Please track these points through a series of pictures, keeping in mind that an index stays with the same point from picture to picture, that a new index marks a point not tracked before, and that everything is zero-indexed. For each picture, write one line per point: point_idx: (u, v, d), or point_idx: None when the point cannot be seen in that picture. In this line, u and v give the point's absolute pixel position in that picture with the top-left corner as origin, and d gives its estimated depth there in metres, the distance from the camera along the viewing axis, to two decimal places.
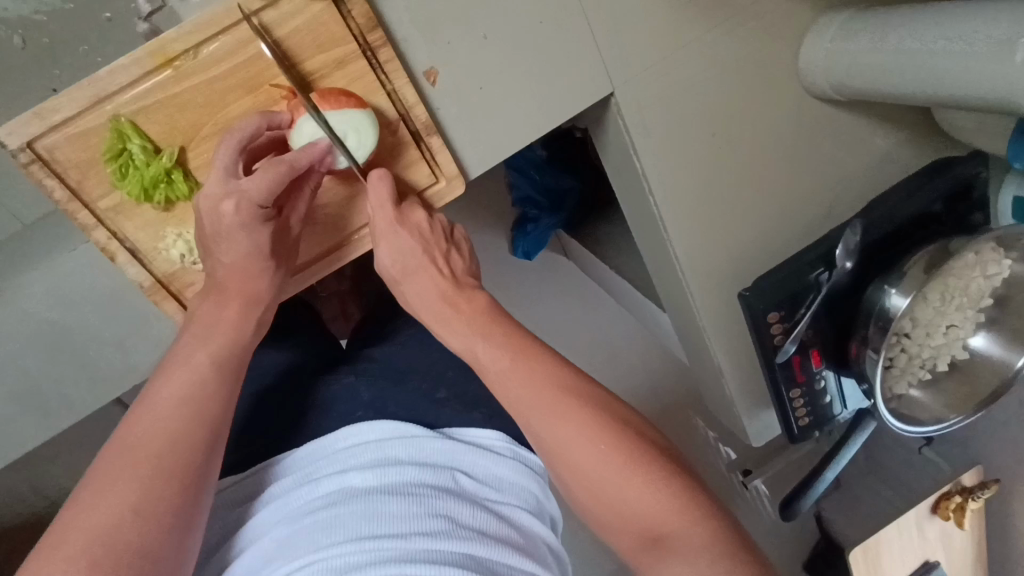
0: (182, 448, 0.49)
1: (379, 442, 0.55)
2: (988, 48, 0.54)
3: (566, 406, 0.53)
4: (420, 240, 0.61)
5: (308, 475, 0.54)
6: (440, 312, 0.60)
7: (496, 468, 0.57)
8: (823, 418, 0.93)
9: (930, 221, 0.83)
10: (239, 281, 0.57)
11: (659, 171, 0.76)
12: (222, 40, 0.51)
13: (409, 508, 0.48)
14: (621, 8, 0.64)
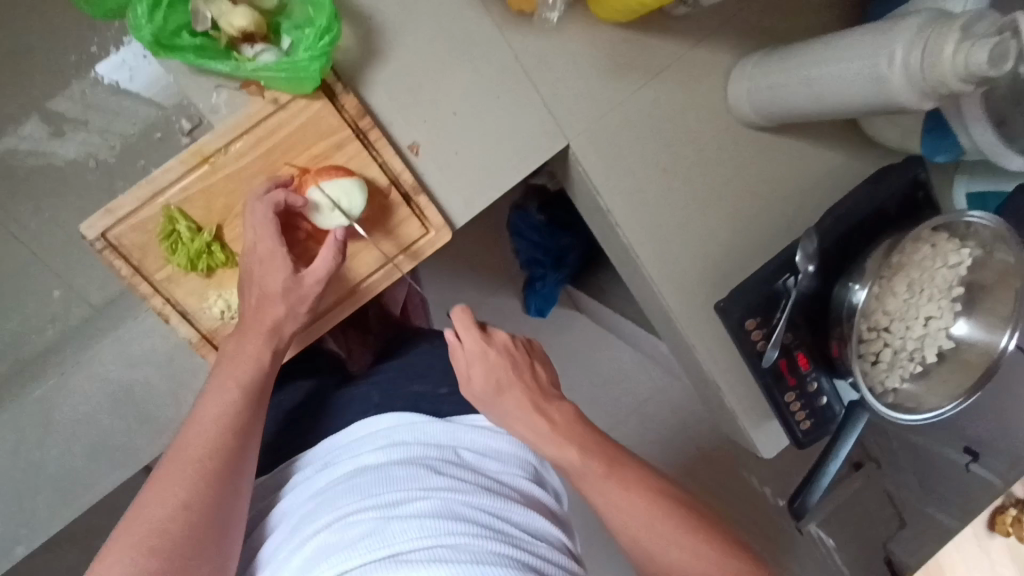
0: (222, 452, 0.58)
1: (389, 429, 0.65)
2: (861, 63, 0.64)
3: (623, 480, 0.60)
4: (510, 361, 0.69)
5: (328, 460, 0.64)
6: (534, 432, 0.65)
7: (491, 442, 0.67)
8: (824, 420, 0.96)
9: (884, 223, 0.91)
10: (263, 320, 0.66)
11: (625, 206, 0.86)
12: (245, 139, 0.66)
13: (417, 474, 0.59)
14: (564, 76, 0.78)
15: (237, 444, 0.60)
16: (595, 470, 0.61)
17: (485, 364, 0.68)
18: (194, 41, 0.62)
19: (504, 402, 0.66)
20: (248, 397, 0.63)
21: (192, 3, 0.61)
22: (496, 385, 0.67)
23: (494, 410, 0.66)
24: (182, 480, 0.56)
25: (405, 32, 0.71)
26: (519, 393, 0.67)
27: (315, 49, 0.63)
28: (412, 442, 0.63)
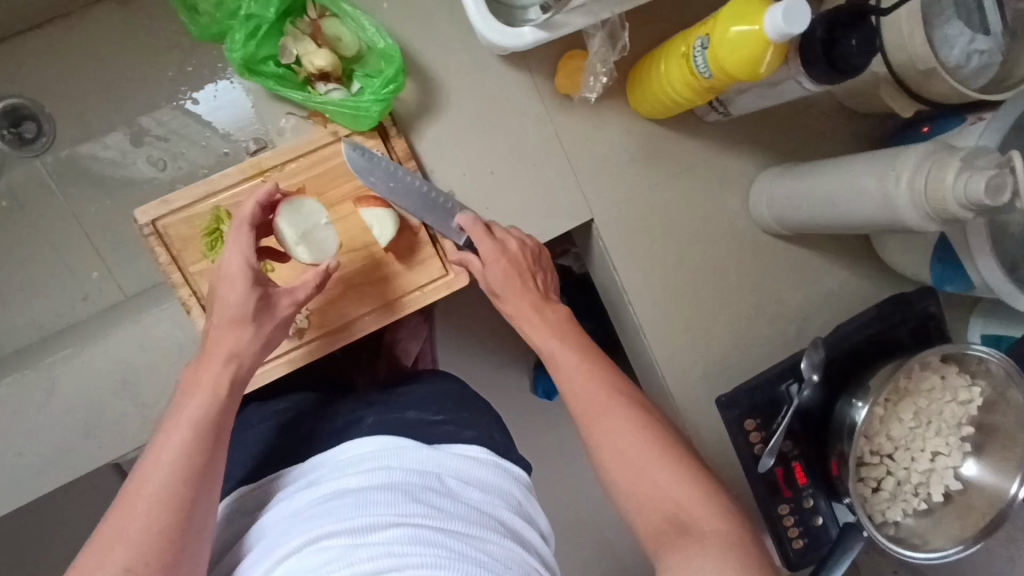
0: (187, 474, 0.56)
1: (375, 448, 0.66)
2: (872, 181, 0.68)
3: (589, 370, 0.66)
4: (516, 260, 0.72)
5: (313, 476, 0.66)
6: (533, 325, 0.70)
7: (476, 472, 0.68)
8: (818, 542, 0.91)
9: (891, 346, 0.92)
10: (223, 343, 0.64)
11: (638, 285, 0.89)
12: (300, 160, 0.73)
13: (394, 500, 0.60)
14: (597, 156, 0.85)
15: (198, 479, 0.56)
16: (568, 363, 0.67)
17: (504, 271, 0.71)
18: (278, 70, 0.71)
19: (521, 292, 0.71)
20: (204, 430, 0.59)
21: (283, 40, 0.70)
22: (517, 262, 0.72)
23: (517, 310, 0.71)
24: (142, 513, 0.54)
25: (458, 95, 0.79)
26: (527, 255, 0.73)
27: (379, 95, 0.71)
28: (395, 467, 0.64)
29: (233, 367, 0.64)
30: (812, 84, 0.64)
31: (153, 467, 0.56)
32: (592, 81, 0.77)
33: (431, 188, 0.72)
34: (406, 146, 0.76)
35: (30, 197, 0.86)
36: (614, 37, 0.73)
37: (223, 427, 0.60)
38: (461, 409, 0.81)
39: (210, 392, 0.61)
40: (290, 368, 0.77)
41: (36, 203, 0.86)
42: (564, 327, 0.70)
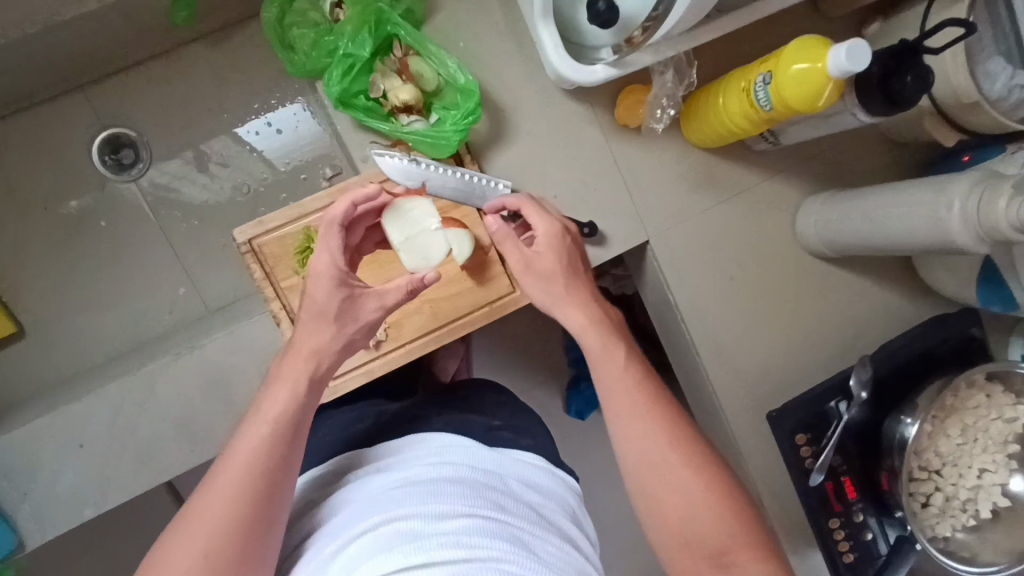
0: (268, 457, 0.60)
1: (442, 448, 0.71)
2: (923, 205, 0.73)
3: (630, 372, 0.67)
4: (556, 246, 0.73)
5: (385, 467, 0.70)
6: (571, 303, 0.71)
7: (535, 478, 0.73)
8: (868, 556, 0.93)
9: (935, 366, 0.94)
10: (308, 339, 0.66)
11: (690, 304, 0.93)
12: (383, 187, 0.80)
13: (464, 493, 0.63)
14: (653, 182, 0.90)
15: (273, 473, 0.59)
16: (597, 355, 0.68)
17: (548, 252, 0.73)
18: (367, 103, 0.77)
19: (554, 295, 0.72)
20: (281, 430, 0.61)
21: (373, 77, 0.77)
22: (549, 270, 0.72)
23: (552, 303, 0.71)
24: (228, 493, 0.58)
25: (527, 126, 0.85)
26: (559, 263, 0.73)
27: (458, 125, 0.77)
28: (462, 464, 0.68)
29: (313, 368, 0.65)
30: (866, 116, 0.69)
31: (237, 452, 0.60)
32: (659, 114, 0.83)
33: (463, 173, 0.79)
34: (479, 172, 0.82)
35: (127, 217, 0.97)
36: (685, 79, 0.82)
37: (299, 426, 0.63)
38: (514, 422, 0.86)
39: (289, 388, 0.64)
40: (367, 379, 0.82)
41: (133, 225, 0.97)
42: (594, 324, 0.70)
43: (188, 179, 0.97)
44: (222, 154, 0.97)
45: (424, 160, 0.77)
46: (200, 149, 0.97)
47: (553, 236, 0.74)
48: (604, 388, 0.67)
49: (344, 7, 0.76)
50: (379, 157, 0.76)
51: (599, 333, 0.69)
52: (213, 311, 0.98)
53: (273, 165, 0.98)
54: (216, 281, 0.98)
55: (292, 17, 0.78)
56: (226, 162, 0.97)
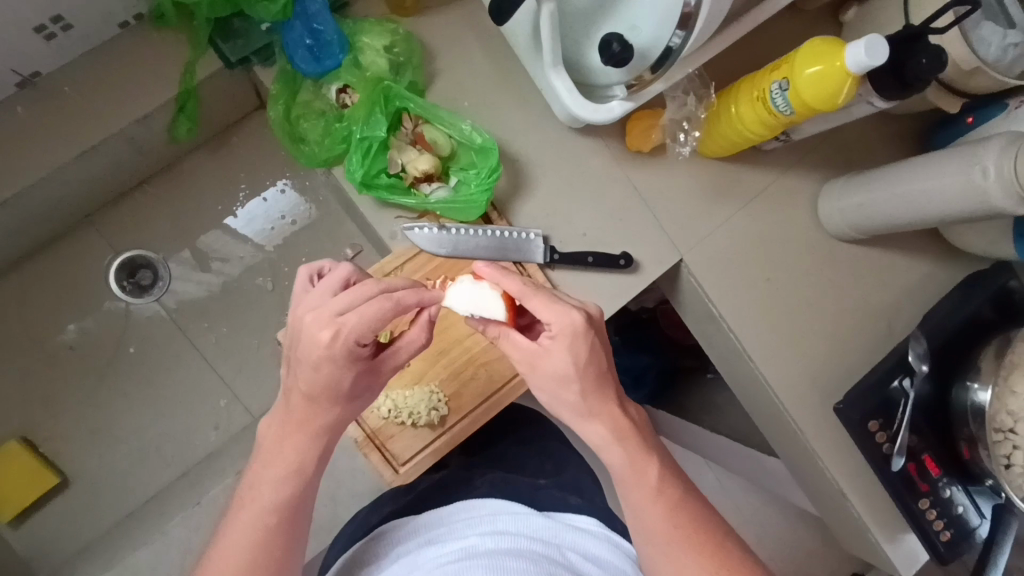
0: (273, 536, 0.60)
1: (493, 514, 0.71)
2: (957, 179, 0.74)
3: (661, 489, 0.65)
4: (588, 349, 0.63)
5: (433, 536, 0.70)
6: (590, 409, 0.64)
7: (594, 547, 0.71)
8: (964, 531, 0.92)
9: (982, 328, 0.94)
10: (315, 418, 0.62)
11: (735, 313, 0.92)
12: (417, 260, 0.79)
13: (527, 568, 0.61)
14: (675, 199, 0.89)
15: (281, 556, 0.60)
16: (623, 475, 0.65)
17: (580, 350, 0.63)
18: (389, 181, 0.77)
19: (565, 401, 0.65)
20: (284, 514, 0.61)
21: (389, 153, 0.77)
22: (560, 376, 0.63)
23: (567, 413, 0.65)
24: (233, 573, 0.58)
25: (543, 171, 0.84)
26: (573, 368, 0.63)
27: (484, 184, 0.77)
28: (517, 533, 0.68)
29: (318, 442, 0.63)
30: (883, 102, 0.70)
31: (242, 526, 0.60)
32: (683, 137, 0.85)
33: (494, 231, 0.79)
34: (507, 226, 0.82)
35: (158, 340, 1.02)
36: (705, 101, 0.83)
37: (303, 503, 0.62)
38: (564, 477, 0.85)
39: (289, 467, 0.62)
40: (437, 457, 0.79)
41: (164, 343, 1.02)
42: (614, 441, 0.65)
43: (193, 278, 1.03)
44: (219, 250, 1.04)
45: (454, 226, 0.77)
46: (195, 248, 1.03)
47: (566, 327, 0.62)
48: (630, 509, 0.65)
49: (351, 92, 0.77)
50: (409, 232, 0.76)
51: (616, 454, 0.65)
52: (257, 417, 1.02)
53: (259, 246, 1.04)
54: (255, 385, 1.03)
55: (298, 110, 0.79)
56: (225, 257, 1.04)
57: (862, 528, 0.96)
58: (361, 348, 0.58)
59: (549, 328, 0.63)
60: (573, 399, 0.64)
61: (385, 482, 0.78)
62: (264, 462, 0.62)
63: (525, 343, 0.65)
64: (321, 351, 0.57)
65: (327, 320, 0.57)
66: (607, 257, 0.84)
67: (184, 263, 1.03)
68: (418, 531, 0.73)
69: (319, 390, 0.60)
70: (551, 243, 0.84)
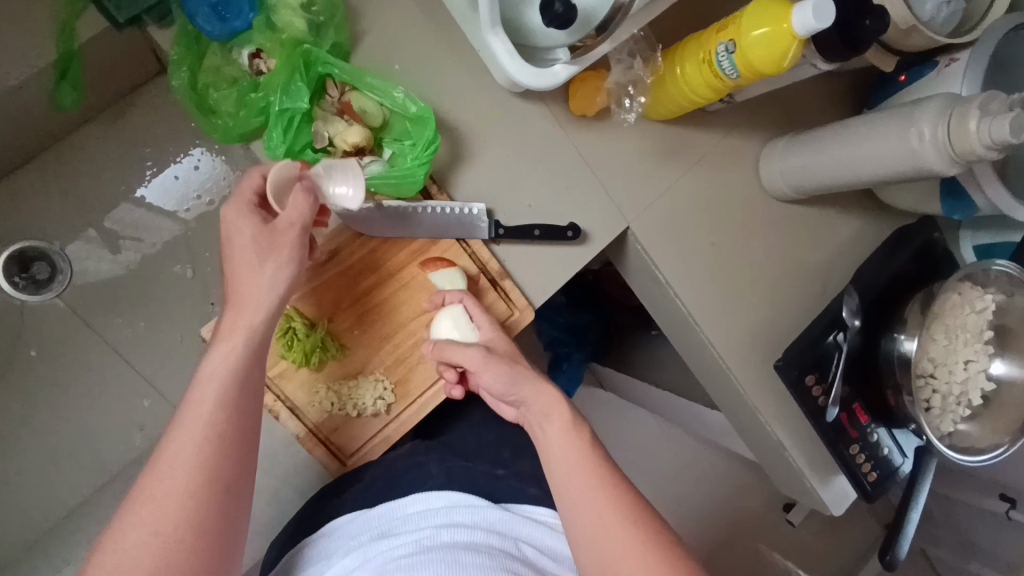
0: (215, 441, 0.55)
1: (448, 506, 0.69)
2: (892, 112, 0.76)
3: (575, 433, 0.65)
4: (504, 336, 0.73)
5: (386, 529, 0.67)
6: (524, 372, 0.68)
7: (547, 541, 0.70)
8: (888, 470, 0.99)
9: (906, 282, 0.99)
10: (246, 288, 0.60)
11: (679, 278, 0.92)
12: (349, 243, 0.74)
13: (482, 563, 0.60)
14: (619, 166, 0.87)
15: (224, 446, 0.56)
16: (562, 429, 0.65)
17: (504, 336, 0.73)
18: (315, 156, 0.70)
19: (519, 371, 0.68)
20: (226, 400, 0.56)
21: (314, 125, 0.70)
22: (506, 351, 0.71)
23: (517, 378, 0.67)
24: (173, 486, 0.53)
25: (484, 139, 0.79)
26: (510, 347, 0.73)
27: (418, 156, 0.72)
28: (473, 526, 0.66)
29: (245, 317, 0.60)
30: (826, 64, 0.69)
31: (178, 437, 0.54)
32: (628, 103, 0.82)
33: (434, 207, 0.75)
34: (447, 200, 0.77)
35: (62, 339, 0.93)
36: (652, 64, 0.79)
37: (246, 382, 0.59)
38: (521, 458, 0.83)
39: (228, 351, 0.58)
40: (387, 445, 0.76)
41: (67, 342, 0.92)
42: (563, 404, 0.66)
43: (97, 258, 0.94)
44: (129, 228, 0.95)
45: (390, 205, 0.73)
46: (102, 227, 0.94)
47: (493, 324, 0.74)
48: (555, 458, 0.64)
49: (265, 57, 0.69)
50: (341, 212, 0.71)
51: (563, 413, 0.66)
52: None
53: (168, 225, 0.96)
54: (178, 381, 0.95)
55: (204, 78, 0.70)
56: (136, 236, 0.95)
57: (800, 477, 1.02)
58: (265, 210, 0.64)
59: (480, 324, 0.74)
60: (526, 373, 0.68)
61: (332, 473, 0.77)
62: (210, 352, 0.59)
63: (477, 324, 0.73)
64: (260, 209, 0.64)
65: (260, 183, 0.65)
66: (554, 230, 0.81)
67: (93, 247, 0.94)
68: (370, 520, 0.69)
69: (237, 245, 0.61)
70: (494, 217, 0.80)
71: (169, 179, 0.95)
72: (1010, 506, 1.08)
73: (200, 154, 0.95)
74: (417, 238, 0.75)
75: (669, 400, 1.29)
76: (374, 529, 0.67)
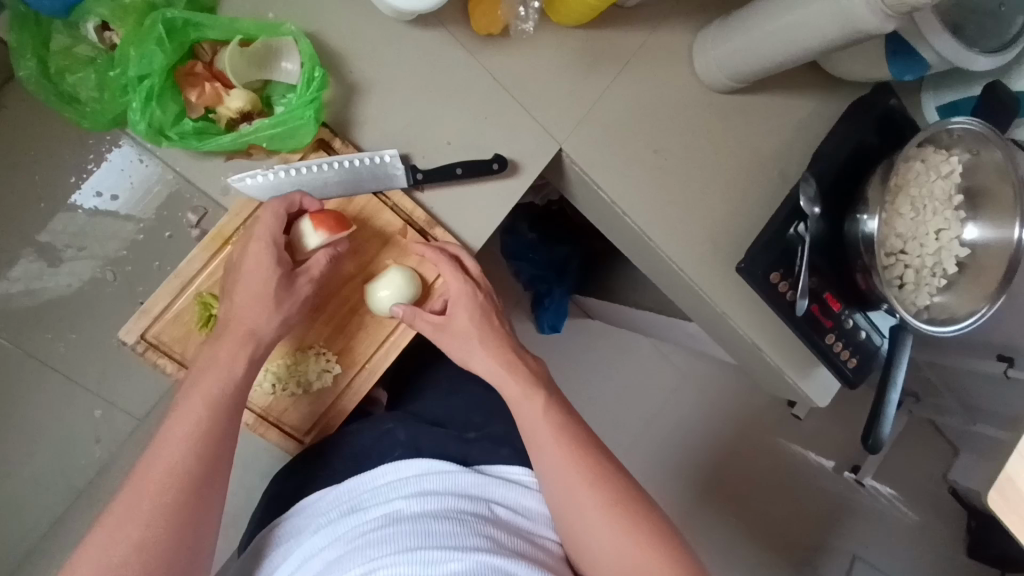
0: (194, 467, 0.57)
1: (419, 476, 0.68)
2: None
3: (534, 395, 0.70)
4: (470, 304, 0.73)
5: (356, 505, 0.66)
6: (477, 352, 0.72)
7: (522, 498, 0.70)
8: (867, 354, 0.97)
9: (866, 158, 0.94)
10: (243, 322, 0.63)
11: (626, 194, 0.87)
12: (256, 216, 0.69)
13: (453, 529, 0.60)
14: (540, 84, 0.81)
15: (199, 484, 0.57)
16: (521, 390, 0.70)
17: (469, 311, 0.73)
18: (194, 126, 0.64)
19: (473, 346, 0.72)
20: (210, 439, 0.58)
21: (184, 93, 0.64)
22: (465, 328, 0.72)
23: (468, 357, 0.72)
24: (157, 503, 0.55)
25: (385, 80, 0.74)
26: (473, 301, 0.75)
27: (307, 97, 0.66)
28: (443, 492, 0.65)
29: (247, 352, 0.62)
30: None
31: (160, 463, 0.56)
32: (523, 11, 0.74)
33: (341, 161, 0.70)
34: (355, 150, 0.72)
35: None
36: None
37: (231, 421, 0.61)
38: (490, 423, 0.82)
39: (214, 387, 0.60)
40: (344, 415, 0.75)
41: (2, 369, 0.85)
42: (520, 367, 0.72)
43: None
44: None
45: (292, 166, 0.68)
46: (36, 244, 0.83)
47: (464, 291, 0.73)
48: (522, 420, 0.69)
49: (114, 28, 0.63)
50: (240, 181, 0.67)
51: (522, 376, 0.71)
52: (143, 418, 0.94)
53: None
54: (127, 385, 0.92)
55: (58, 63, 0.64)
56: None
57: (781, 375, 1.00)
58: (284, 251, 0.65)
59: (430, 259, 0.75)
60: (478, 348, 0.72)
61: (291, 454, 0.75)
62: (192, 387, 0.60)
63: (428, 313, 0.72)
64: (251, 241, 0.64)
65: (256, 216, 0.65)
66: (478, 164, 0.76)
67: None
68: (336, 506, 0.67)
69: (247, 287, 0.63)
70: (413, 163, 0.75)
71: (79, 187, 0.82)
72: (1008, 365, 1.06)
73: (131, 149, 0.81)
74: (331, 197, 0.70)
75: (650, 319, 1.27)
76: (339, 511, 0.66)
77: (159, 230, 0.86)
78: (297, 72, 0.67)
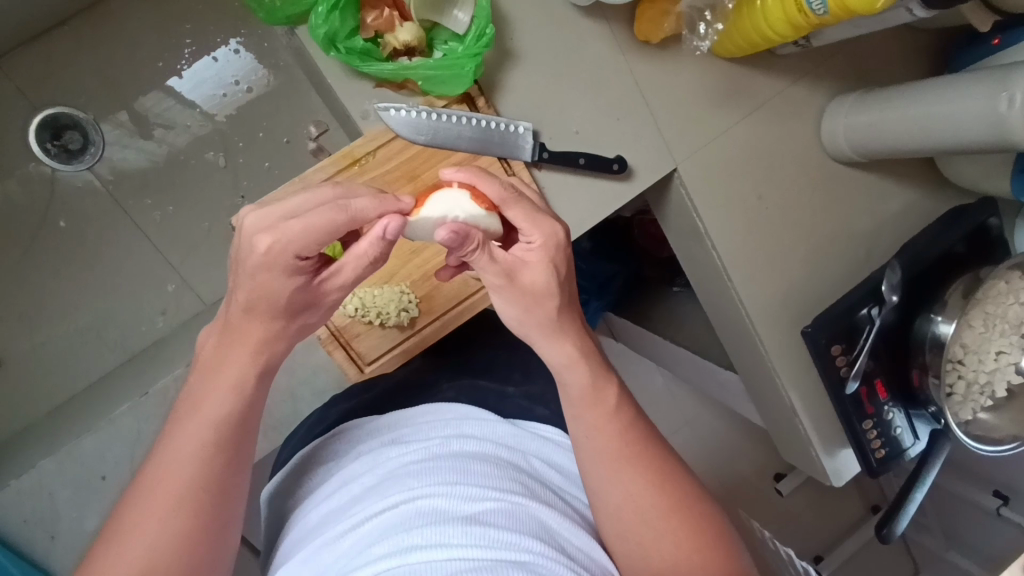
0: (214, 461, 0.51)
1: (458, 419, 0.65)
2: (993, 74, 0.68)
3: (601, 399, 0.60)
4: (551, 263, 0.58)
5: (394, 439, 0.64)
6: (545, 330, 0.59)
7: (557, 456, 0.67)
8: (897, 449, 0.97)
9: (953, 262, 0.93)
10: (249, 333, 0.52)
11: (718, 228, 0.88)
12: (386, 148, 0.72)
13: (493, 474, 0.57)
14: (675, 101, 0.82)
15: (224, 477, 0.52)
16: (581, 399, 0.59)
17: (548, 271, 0.58)
18: (363, 45, 0.68)
19: (536, 319, 0.58)
20: (224, 437, 0.52)
21: (362, 12, 0.67)
22: (539, 290, 0.57)
23: (529, 335, 0.59)
24: (178, 488, 0.50)
25: (536, 55, 0.76)
26: (554, 280, 0.58)
27: (472, 50, 0.68)
28: (483, 438, 0.62)
29: (264, 359, 0.54)
30: (923, 11, 0.63)
31: (176, 450, 0.50)
32: (703, 29, 0.76)
33: (478, 120, 0.72)
34: (493, 114, 0.74)
35: (92, 216, 0.95)
36: None
37: (248, 422, 0.53)
38: (532, 381, 0.80)
39: (228, 386, 0.52)
40: (405, 357, 0.81)
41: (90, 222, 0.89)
42: (580, 364, 0.59)
43: (130, 144, 0.95)
44: (161, 112, 0.95)
45: (434, 110, 0.70)
46: (135, 110, 0.94)
47: (547, 247, 0.59)
48: (581, 442, 0.60)
49: None
50: (385, 111, 0.68)
51: (580, 376, 0.59)
52: (209, 303, 0.98)
53: (208, 114, 0.96)
54: (205, 272, 0.98)
55: None
56: (170, 123, 0.96)
57: (806, 443, 1.02)
58: (303, 263, 0.51)
59: (527, 237, 0.59)
60: (541, 326, 0.59)
61: (349, 379, 0.81)
62: (200, 379, 0.53)
63: (502, 251, 0.57)
64: (258, 260, 0.49)
65: (266, 225, 0.49)
66: (600, 160, 0.78)
67: (129, 127, 0.94)
68: (376, 432, 0.67)
69: (260, 306, 0.51)
70: (539, 140, 0.76)
71: (192, 68, 0.94)
72: (1001, 503, 1.06)
73: (239, 47, 0.95)
74: (459, 151, 0.73)
75: (681, 356, 1.28)
76: (373, 436, 0.66)
77: (280, 135, 0.98)
78: (469, 22, 0.69)
